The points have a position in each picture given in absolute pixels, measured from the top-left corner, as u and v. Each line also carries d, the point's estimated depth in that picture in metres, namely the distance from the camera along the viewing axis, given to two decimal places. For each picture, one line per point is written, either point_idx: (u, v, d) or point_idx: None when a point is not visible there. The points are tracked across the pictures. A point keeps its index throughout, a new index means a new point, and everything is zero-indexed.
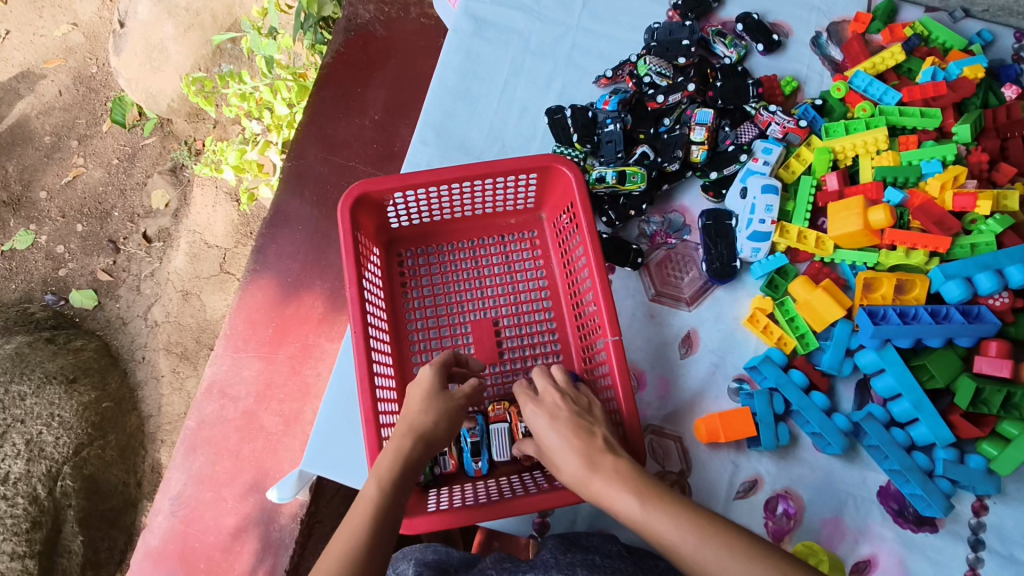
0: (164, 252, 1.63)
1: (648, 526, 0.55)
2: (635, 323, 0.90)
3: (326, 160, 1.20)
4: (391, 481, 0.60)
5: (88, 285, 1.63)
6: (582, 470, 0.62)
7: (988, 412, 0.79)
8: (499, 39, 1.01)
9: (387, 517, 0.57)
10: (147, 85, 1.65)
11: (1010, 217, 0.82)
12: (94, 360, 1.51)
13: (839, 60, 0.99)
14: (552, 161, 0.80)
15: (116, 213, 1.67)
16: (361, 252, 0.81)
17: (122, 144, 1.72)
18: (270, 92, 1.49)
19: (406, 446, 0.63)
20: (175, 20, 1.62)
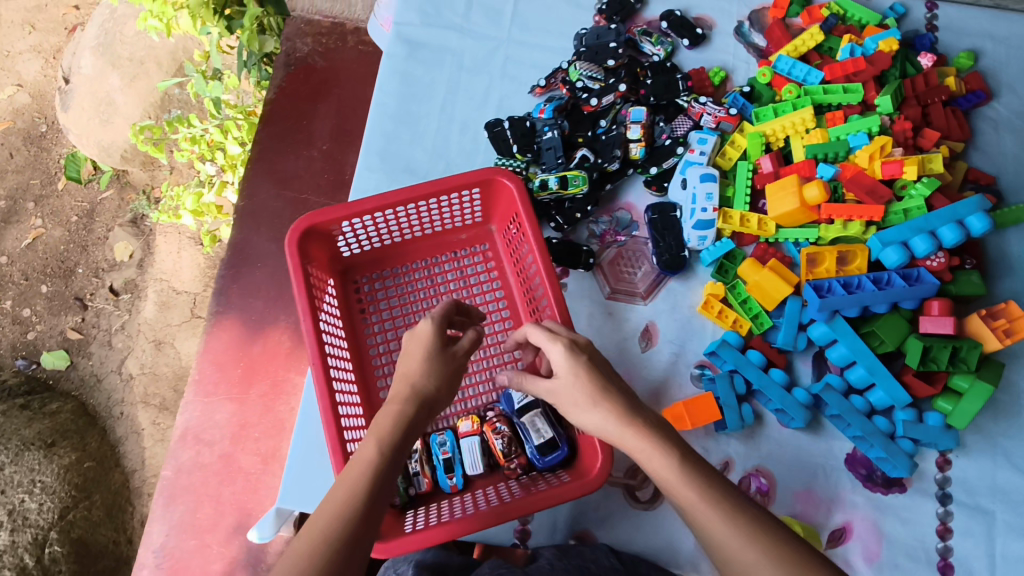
0: (133, 303, 1.62)
1: (677, 491, 0.55)
2: (594, 322, 0.91)
3: (280, 195, 1.21)
4: (390, 445, 0.57)
5: (59, 345, 1.61)
6: (618, 419, 0.60)
7: (938, 368, 0.81)
8: (433, 60, 1.02)
9: (378, 488, 0.55)
10: (98, 138, 1.64)
11: (937, 178, 0.85)
12: (72, 421, 1.49)
13: (764, 46, 1.03)
14: (493, 174, 0.81)
15: (80, 270, 1.65)
16: (314, 285, 0.81)
17: (80, 200, 1.71)
18: (221, 133, 1.51)
19: (404, 409, 0.60)
20: (120, 71, 1.62)
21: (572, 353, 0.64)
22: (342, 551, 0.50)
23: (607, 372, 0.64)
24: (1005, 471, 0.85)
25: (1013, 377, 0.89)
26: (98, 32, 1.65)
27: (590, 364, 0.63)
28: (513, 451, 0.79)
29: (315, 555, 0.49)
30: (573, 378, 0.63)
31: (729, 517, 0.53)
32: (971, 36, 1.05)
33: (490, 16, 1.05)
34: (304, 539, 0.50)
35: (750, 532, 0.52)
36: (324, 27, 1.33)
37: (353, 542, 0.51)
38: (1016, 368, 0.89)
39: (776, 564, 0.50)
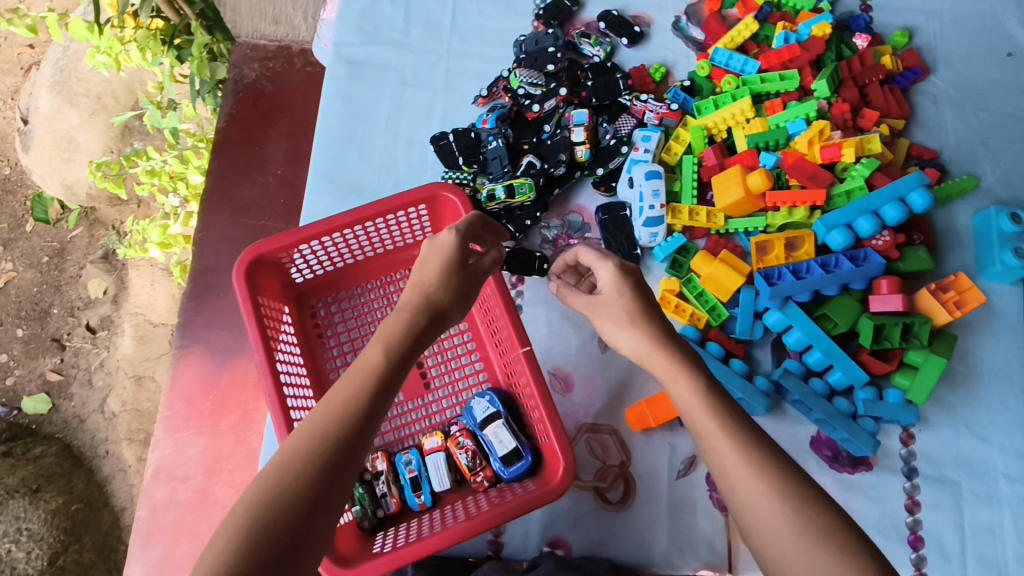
0: (110, 339, 1.60)
1: (697, 414, 0.59)
2: (554, 327, 0.91)
3: (238, 224, 1.21)
4: (397, 353, 0.55)
5: (39, 389, 1.59)
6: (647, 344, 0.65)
7: (893, 346, 0.82)
8: (376, 78, 1.02)
9: (381, 392, 0.53)
10: (61, 177, 1.63)
11: (875, 158, 0.86)
12: (57, 465, 1.48)
13: (702, 40, 1.04)
14: (437, 189, 0.81)
15: (55, 310, 1.64)
16: (267, 316, 0.81)
17: (49, 241, 1.69)
18: (181, 163, 1.51)
19: (414, 318, 0.59)
20: (77, 108, 1.62)
21: (622, 273, 0.68)
22: (341, 450, 0.49)
23: (650, 298, 0.68)
24: (968, 440, 0.87)
25: (967, 347, 0.91)
26: (52, 70, 1.66)
27: (635, 287, 0.68)
28: (478, 464, 0.79)
29: (315, 450, 0.48)
30: (618, 295, 0.68)
31: (741, 443, 0.55)
32: (905, 14, 1.06)
33: (428, 29, 1.04)
34: (301, 435, 0.50)
35: (757, 461, 0.54)
36: (270, 51, 1.32)
37: (352, 442, 0.50)
38: (970, 338, 0.91)
39: (779, 492, 0.52)
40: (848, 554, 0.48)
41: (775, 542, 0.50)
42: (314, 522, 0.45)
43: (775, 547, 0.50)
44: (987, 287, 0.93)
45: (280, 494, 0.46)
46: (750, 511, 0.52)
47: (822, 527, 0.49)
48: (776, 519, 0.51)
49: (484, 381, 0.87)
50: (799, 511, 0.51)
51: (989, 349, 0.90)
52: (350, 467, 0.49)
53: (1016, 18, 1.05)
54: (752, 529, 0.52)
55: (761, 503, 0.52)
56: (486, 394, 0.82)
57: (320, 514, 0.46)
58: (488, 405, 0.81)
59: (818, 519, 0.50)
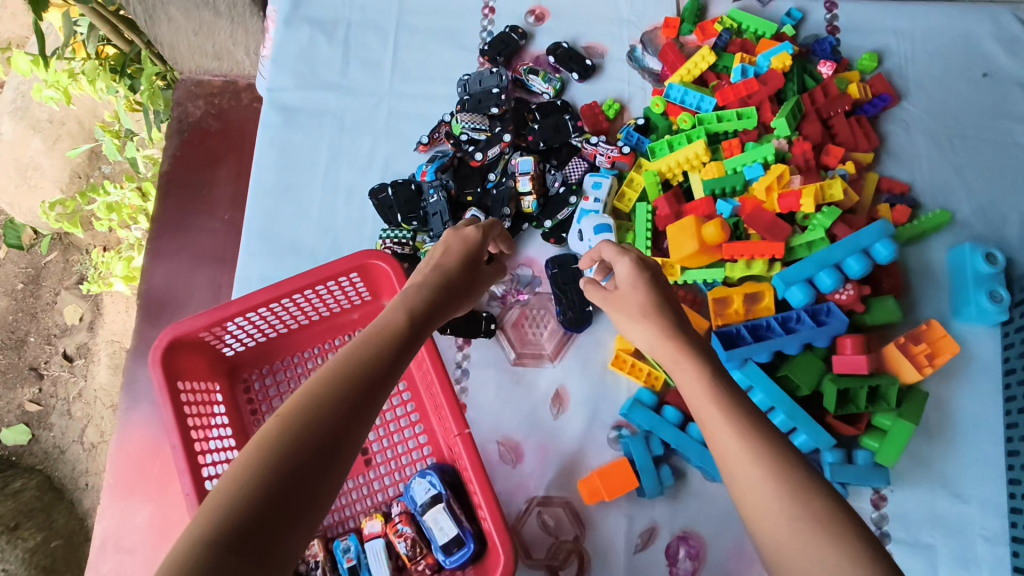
0: (87, 368, 1.54)
1: (698, 402, 0.57)
2: (503, 393, 0.85)
3: (188, 267, 1.15)
4: (418, 318, 0.60)
5: (19, 419, 1.53)
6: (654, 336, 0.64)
7: (859, 410, 0.77)
8: (312, 124, 0.96)
9: (395, 348, 0.56)
10: (30, 206, 1.58)
11: (837, 206, 0.80)
12: (37, 499, 1.41)
13: (659, 70, 0.97)
14: (366, 258, 0.76)
15: (31, 338, 1.57)
16: (189, 404, 0.76)
17: (23, 267, 1.62)
18: (140, 197, 1.49)
19: (432, 290, 0.64)
20: (41, 133, 1.56)
21: (638, 267, 0.68)
22: (361, 389, 0.50)
23: (666, 292, 0.68)
24: (943, 498, 0.81)
25: (942, 398, 0.84)
26: (13, 96, 1.58)
27: (642, 280, 0.67)
28: (419, 553, 0.74)
29: (347, 377, 0.50)
30: (633, 288, 0.67)
31: (750, 437, 0.53)
32: (873, 36, 1.00)
33: (368, 68, 0.98)
34: (320, 376, 0.50)
35: (757, 451, 0.52)
36: (215, 86, 1.23)
37: (370, 386, 0.51)
38: (947, 388, 0.84)
39: (777, 480, 0.50)
40: (843, 539, 0.46)
41: (772, 527, 0.49)
42: (344, 438, 0.47)
43: (772, 532, 0.49)
44: (963, 332, 0.86)
45: (304, 420, 0.46)
46: (747, 499, 0.51)
47: (819, 514, 0.48)
48: (773, 506, 0.49)
49: (428, 455, 0.82)
50: (796, 498, 0.49)
51: (965, 397, 0.83)
52: (371, 406, 0.50)
53: (992, 36, 0.98)
54: (749, 513, 0.51)
55: (761, 491, 0.50)
56: (427, 473, 0.77)
57: (340, 443, 0.47)
58: (428, 486, 0.76)
59: (815, 507, 0.48)
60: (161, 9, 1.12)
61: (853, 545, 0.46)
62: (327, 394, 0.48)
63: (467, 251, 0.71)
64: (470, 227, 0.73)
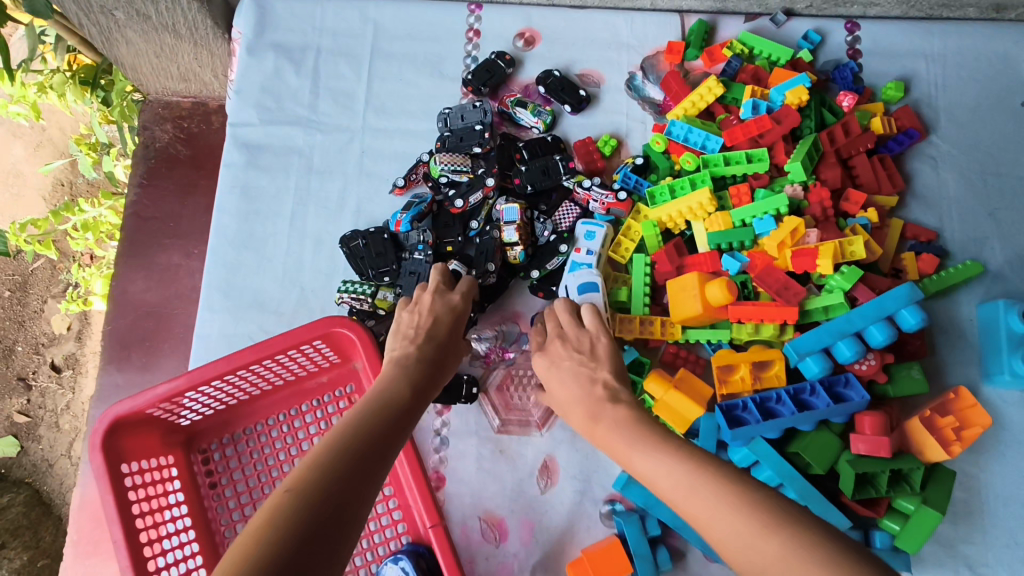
0: (75, 380, 1.43)
1: (634, 459, 0.56)
2: (484, 465, 0.78)
3: (158, 289, 1.10)
4: (418, 390, 0.59)
5: (5, 431, 1.40)
6: (587, 425, 0.63)
7: (879, 494, 0.68)
8: (278, 164, 0.88)
9: (400, 414, 0.55)
10: (12, 214, 1.52)
11: (859, 266, 0.71)
12: (24, 515, 1.30)
13: (660, 101, 0.89)
14: (330, 324, 0.70)
15: (20, 347, 1.44)
16: (138, 488, 0.69)
17: (9, 274, 1.49)
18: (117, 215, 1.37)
19: (425, 360, 0.64)
20: (22, 140, 1.54)
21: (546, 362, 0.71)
22: (372, 449, 0.48)
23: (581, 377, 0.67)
24: None
25: (969, 473, 0.76)
26: None
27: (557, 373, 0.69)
28: None
29: (352, 444, 0.47)
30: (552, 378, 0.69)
31: (697, 501, 0.48)
32: (899, 60, 0.90)
33: (340, 101, 0.91)
34: (327, 438, 0.48)
35: (707, 500, 0.48)
36: (185, 108, 1.18)
37: (376, 456, 0.48)
38: (974, 460, 0.76)
39: (730, 502, 0.47)
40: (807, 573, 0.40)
41: (743, 548, 0.44)
42: (352, 511, 0.43)
43: (742, 553, 0.44)
44: (993, 397, 0.77)
45: (317, 477, 0.43)
46: (714, 529, 0.46)
47: (775, 550, 0.42)
48: (744, 550, 0.44)
49: (403, 533, 0.74)
50: (746, 509, 0.45)
51: (996, 472, 0.75)
52: (381, 467, 0.48)
53: None
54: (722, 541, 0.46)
55: (737, 538, 0.45)
56: (399, 558, 0.70)
57: (351, 504, 0.43)
58: (401, 573, 0.69)
59: (770, 545, 0.43)
60: (116, 33, 1.01)
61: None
62: (340, 453, 0.46)
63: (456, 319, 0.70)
64: (454, 292, 0.72)
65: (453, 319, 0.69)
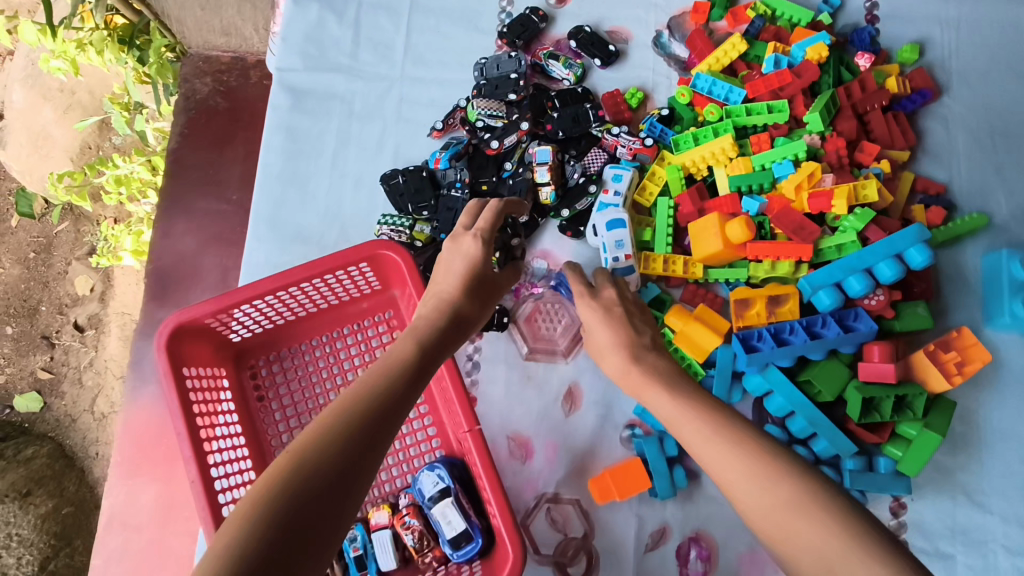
0: (98, 339, 1.48)
1: (665, 402, 0.61)
2: (512, 389, 0.83)
3: (191, 239, 1.14)
4: (429, 348, 0.58)
5: (31, 387, 1.48)
6: (623, 365, 0.66)
7: (882, 419, 0.74)
8: (321, 109, 0.93)
9: (406, 380, 0.54)
10: (41, 173, 1.52)
11: (871, 208, 0.76)
12: (48, 466, 1.37)
13: (686, 58, 0.93)
14: (375, 248, 0.75)
15: (44, 307, 1.51)
16: (196, 390, 0.74)
17: (35, 236, 1.55)
18: (150, 170, 1.43)
19: (440, 318, 0.62)
20: (52, 102, 1.50)
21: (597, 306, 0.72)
22: (374, 419, 0.49)
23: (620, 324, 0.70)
24: (964, 509, 0.78)
25: (967, 409, 0.81)
26: (25, 62, 1.53)
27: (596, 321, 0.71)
28: (426, 544, 0.74)
29: (352, 416, 0.48)
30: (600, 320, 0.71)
31: (711, 447, 0.55)
32: (916, 24, 0.95)
33: (380, 51, 0.95)
34: (334, 407, 0.49)
35: (719, 450, 0.54)
36: (224, 63, 1.21)
37: (379, 424, 0.49)
38: (974, 396, 0.81)
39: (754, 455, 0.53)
40: (817, 526, 0.47)
41: (764, 499, 0.51)
42: (350, 484, 0.45)
43: (758, 500, 0.51)
44: (995, 340, 0.82)
45: (317, 454, 0.45)
46: (734, 476, 0.53)
47: (789, 498, 0.49)
48: (754, 496, 0.51)
49: (436, 448, 0.81)
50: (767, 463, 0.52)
51: (994, 407, 0.81)
52: (381, 437, 0.48)
53: None
54: (737, 490, 0.52)
55: (756, 488, 0.52)
56: (436, 467, 0.76)
57: (350, 477, 0.45)
58: (437, 479, 0.75)
59: (783, 490, 0.50)
60: None
61: (831, 531, 0.47)
62: (341, 428, 0.47)
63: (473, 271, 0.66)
64: (469, 237, 0.68)
65: (466, 274, 0.65)
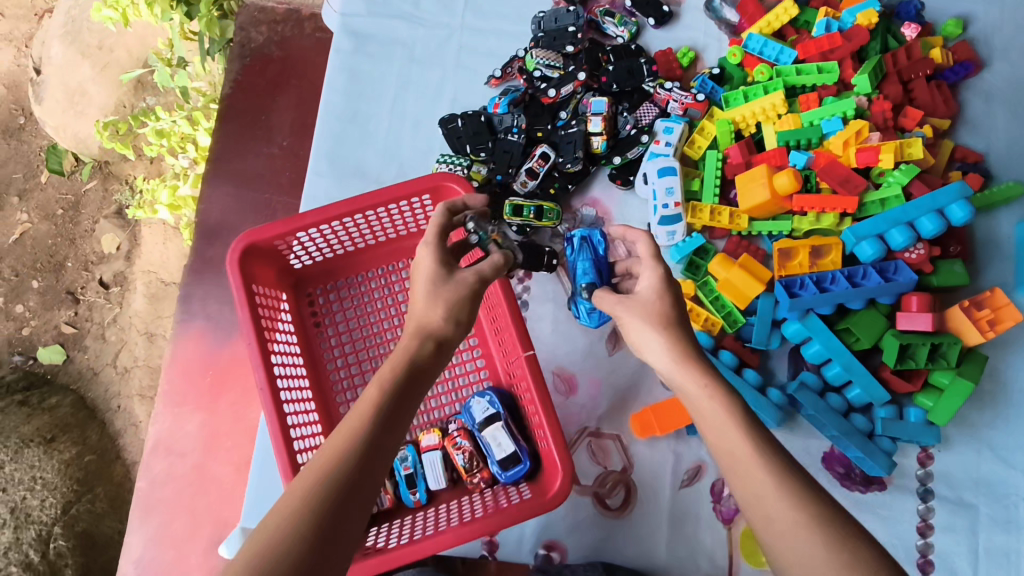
0: (122, 296, 1.50)
1: (705, 410, 0.55)
2: (559, 327, 0.88)
3: (237, 193, 1.17)
4: (398, 389, 0.53)
5: (54, 340, 1.50)
6: (664, 355, 0.58)
7: (918, 366, 0.77)
8: (383, 53, 0.96)
9: (354, 475, 0.49)
10: (74, 130, 1.49)
11: (916, 165, 0.80)
12: (71, 416, 1.41)
13: (736, 22, 0.96)
14: (441, 179, 0.78)
15: (70, 264, 1.52)
16: (263, 307, 0.78)
17: (63, 193, 1.55)
18: (190, 125, 1.38)
19: (412, 347, 0.56)
20: (90, 60, 1.47)
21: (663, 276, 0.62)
22: (335, 502, 0.47)
23: None
24: (990, 463, 0.81)
25: (995, 367, 0.84)
26: (64, 20, 1.50)
27: None
28: (475, 466, 0.78)
29: (308, 506, 0.46)
30: (655, 296, 0.61)
31: (777, 471, 0.50)
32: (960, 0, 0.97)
33: (442, 1, 0.98)
34: (294, 491, 0.48)
35: (788, 489, 0.49)
36: (279, 14, 1.25)
37: (341, 505, 0.47)
38: (1002, 356, 0.84)
39: (796, 497, 0.48)
40: None
41: (798, 552, 0.46)
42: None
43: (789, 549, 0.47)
44: None
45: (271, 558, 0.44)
46: (768, 514, 0.49)
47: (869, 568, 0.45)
48: (816, 558, 0.45)
49: (485, 378, 0.85)
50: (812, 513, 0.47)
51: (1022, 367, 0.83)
52: (344, 522, 0.47)
53: None
54: (768, 529, 0.48)
55: (788, 534, 0.47)
56: (486, 394, 0.80)
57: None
58: (488, 405, 0.79)
59: (863, 555, 0.45)
60: None
61: None
62: (298, 523, 0.46)
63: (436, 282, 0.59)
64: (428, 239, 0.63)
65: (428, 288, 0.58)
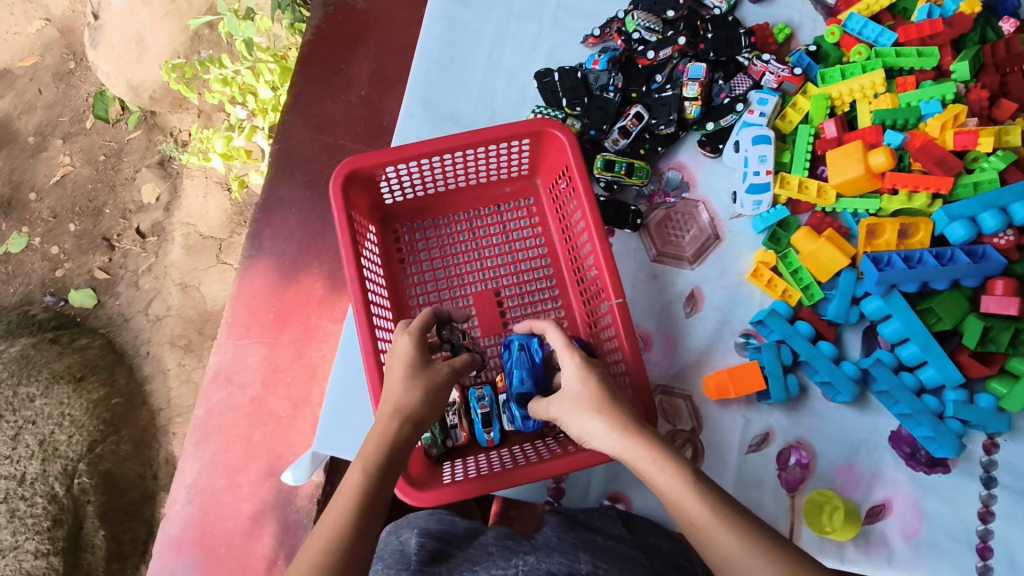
0: (160, 245, 1.44)
1: (659, 479, 0.54)
2: (638, 285, 0.89)
3: (315, 140, 1.17)
4: (380, 474, 0.55)
5: (88, 283, 1.44)
6: (612, 435, 0.58)
7: (998, 350, 0.80)
8: (483, 4, 0.98)
9: (348, 560, 0.49)
10: (128, 76, 1.45)
11: (1012, 152, 0.81)
12: (100, 358, 1.37)
13: (832, 5, 0.96)
14: (544, 125, 0.79)
15: (108, 210, 1.47)
16: (358, 232, 0.80)
17: (107, 139, 1.51)
18: (252, 75, 1.34)
19: (390, 430, 0.58)
20: (151, 6, 1.43)
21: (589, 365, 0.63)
22: None
23: None
24: None
25: None
26: None
27: None
28: None
29: None
30: (582, 385, 0.63)
31: (746, 532, 0.50)
32: None
33: None
34: None
35: (772, 548, 0.49)
36: None
37: None
38: None
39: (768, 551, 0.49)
40: None
41: None
42: None
43: None
44: None
45: None
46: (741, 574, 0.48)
47: None
48: None
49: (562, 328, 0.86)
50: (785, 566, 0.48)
51: None
52: None
53: None
54: None
55: None
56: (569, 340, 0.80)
57: None
58: None
59: None
60: None
61: None
62: None
63: (414, 366, 0.63)
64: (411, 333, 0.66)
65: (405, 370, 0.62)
